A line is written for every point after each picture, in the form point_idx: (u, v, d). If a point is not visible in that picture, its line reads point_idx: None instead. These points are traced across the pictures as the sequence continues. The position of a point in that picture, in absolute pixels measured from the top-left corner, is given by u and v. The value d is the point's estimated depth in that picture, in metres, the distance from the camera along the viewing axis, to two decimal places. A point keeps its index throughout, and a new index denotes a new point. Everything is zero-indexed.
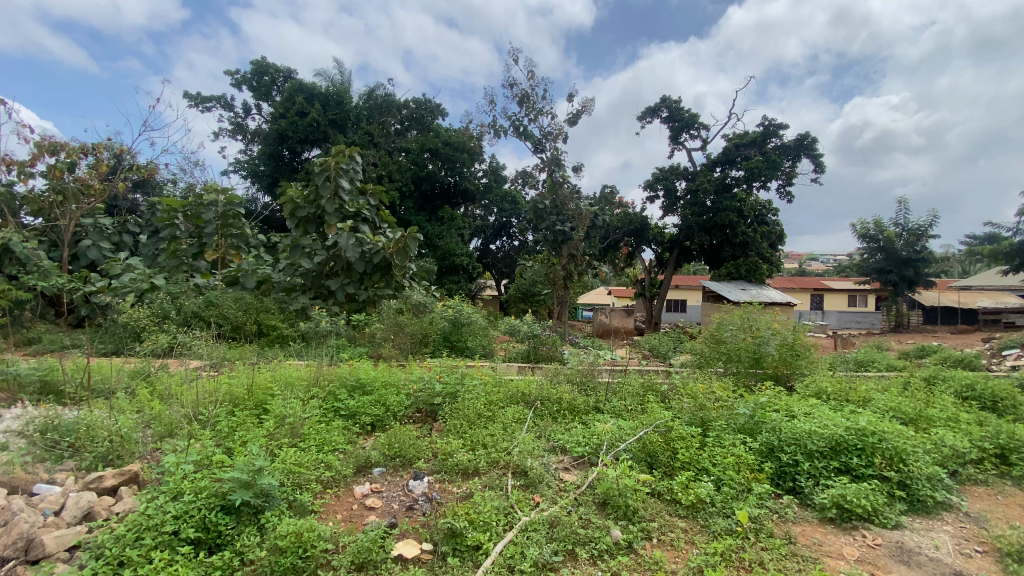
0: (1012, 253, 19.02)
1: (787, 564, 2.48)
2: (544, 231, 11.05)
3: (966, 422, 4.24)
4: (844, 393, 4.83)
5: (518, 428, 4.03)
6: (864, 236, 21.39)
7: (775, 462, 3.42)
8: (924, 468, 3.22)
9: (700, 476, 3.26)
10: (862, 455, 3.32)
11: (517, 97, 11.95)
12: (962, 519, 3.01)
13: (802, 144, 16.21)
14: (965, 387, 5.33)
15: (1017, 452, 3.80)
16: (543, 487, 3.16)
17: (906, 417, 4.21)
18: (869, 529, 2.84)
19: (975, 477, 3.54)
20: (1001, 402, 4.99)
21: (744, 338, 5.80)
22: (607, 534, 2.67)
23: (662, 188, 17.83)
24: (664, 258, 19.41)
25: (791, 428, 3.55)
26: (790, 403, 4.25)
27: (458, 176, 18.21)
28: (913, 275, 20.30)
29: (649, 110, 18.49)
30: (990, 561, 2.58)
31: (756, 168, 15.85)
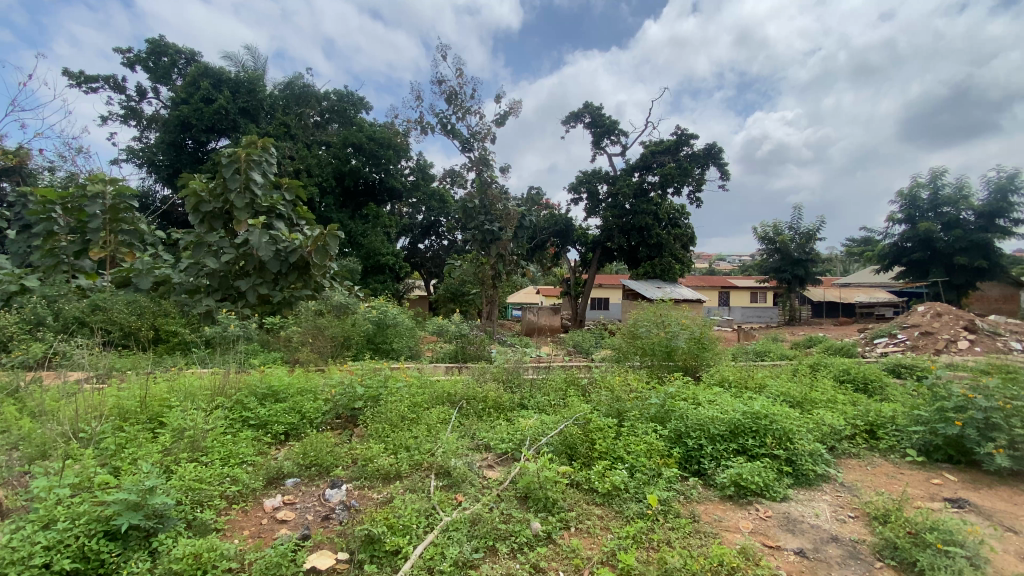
0: (883, 254, 21.79)
1: (691, 540, 2.67)
2: (473, 230, 11.04)
3: (842, 403, 4.82)
4: (744, 380, 5.30)
5: (442, 429, 3.98)
6: (764, 238, 23.70)
7: (683, 447, 3.68)
8: (807, 445, 3.63)
9: (615, 463, 3.43)
10: (756, 436, 3.66)
11: (445, 95, 11.87)
12: (839, 488, 3.41)
13: (710, 153, 17.48)
14: (842, 371, 6.05)
15: (882, 427, 4.38)
16: (466, 486, 3.14)
17: (794, 400, 4.71)
18: (762, 503, 3.14)
19: (849, 451, 4.02)
20: (871, 383, 5.71)
21: (658, 333, 6.20)
22: (527, 526, 2.73)
23: (585, 191, 18.52)
24: (588, 258, 20.09)
25: (696, 414, 3.84)
26: (696, 392, 4.57)
27: (383, 172, 17.65)
28: (804, 274, 22.68)
29: (574, 115, 19.11)
30: (860, 524, 2.93)
31: (670, 174, 16.93)
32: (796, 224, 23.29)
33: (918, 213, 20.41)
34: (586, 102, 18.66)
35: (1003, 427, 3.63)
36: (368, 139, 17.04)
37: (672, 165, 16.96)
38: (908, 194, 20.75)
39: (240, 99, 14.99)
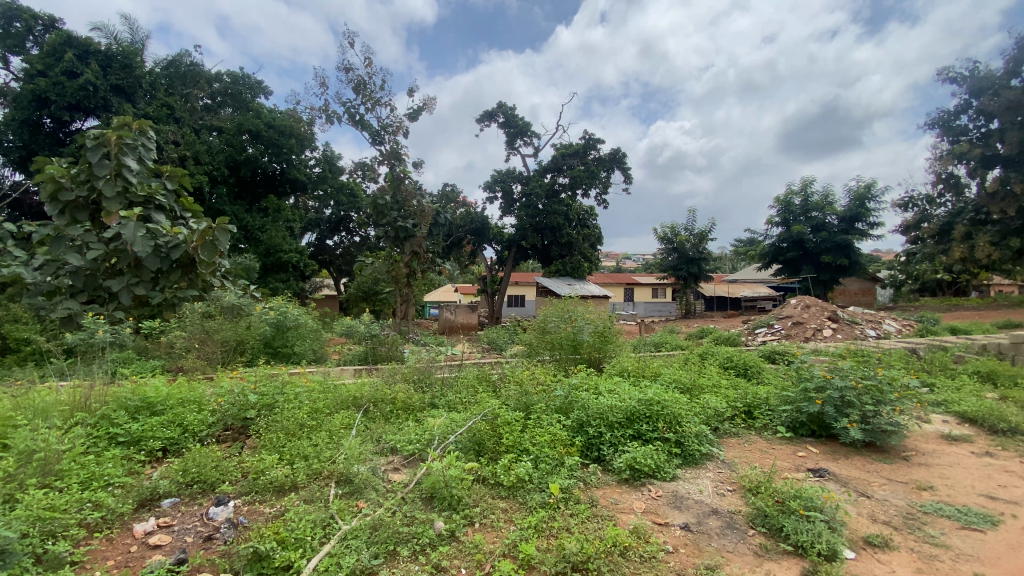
0: (764, 254, 24.45)
1: (588, 524, 2.81)
2: (384, 227, 10.70)
3: (726, 387, 5.33)
4: (641, 370, 5.69)
5: (345, 434, 3.83)
6: (664, 238, 25.52)
7: (585, 436, 3.89)
8: (693, 427, 3.98)
9: (521, 456, 3.55)
10: (649, 421, 3.95)
11: (352, 84, 11.35)
12: (720, 465, 3.76)
13: (616, 158, 18.42)
14: (726, 358, 6.72)
15: (757, 407, 4.91)
16: (368, 491, 3.05)
17: (685, 386, 5.15)
18: (654, 483, 3.39)
19: (729, 431, 4.46)
20: (751, 368, 6.38)
21: (565, 328, 6.45)
22: (430, 527, 2.71)
23: (500, 190, 18.70)
24: (504, 256, 20.31)
25: (597, 404, 4.07)
26: (598, 382, 4.84)
27: (285, 163, 16.48)
28: (697, 272, 24.80)
29: (487, 114, 19.21)
30: (737, 496, 3.25)
31: (580, 176, 17.63)
32: (692, 226, 25.37)
33: (791, 217, 23.12)
34: (499, 101, 18.82)
35: (852, 403, 4.21)
36: (267, 127, 15.81)
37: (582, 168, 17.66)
38: (783, 201, 23.44)
39: (113, 75, 13.23)
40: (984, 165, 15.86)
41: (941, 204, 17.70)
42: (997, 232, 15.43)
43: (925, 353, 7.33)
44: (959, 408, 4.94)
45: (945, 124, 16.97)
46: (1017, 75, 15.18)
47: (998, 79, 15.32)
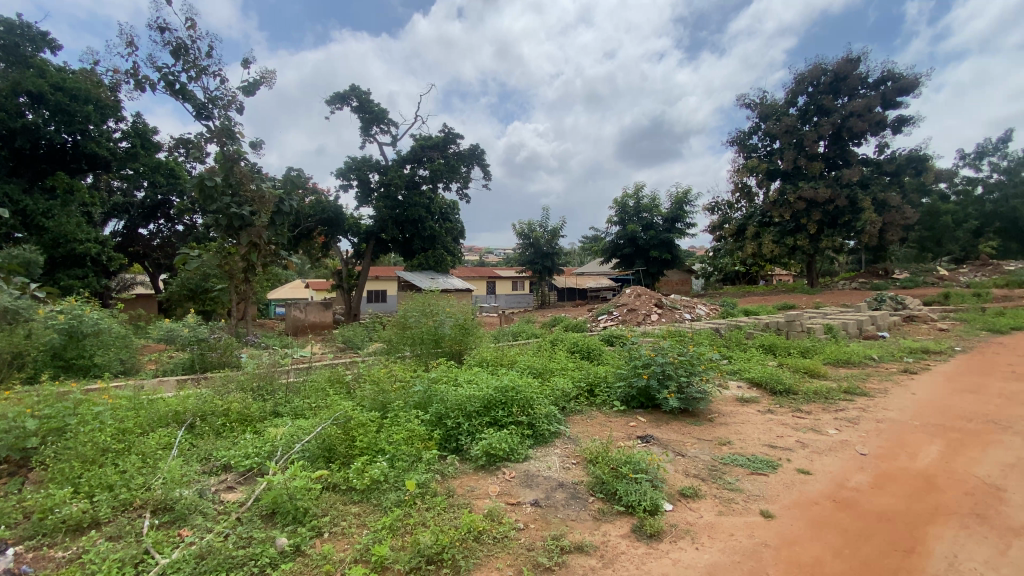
0: (606, 249, 27.13)
1: (444, 515, 2.87)
2: (215, 213, 9.39)
3: (573, 370, 5.82)
4: (498, 359, 5.93)
5: (166, 455, 3.31)
6: (522, 234, 26.74)
7: (443, 429, 3.95)
8: (544, 409, 4.27)
9: (375, 457, 3.49)
10: (504, 407, 4.15)
11: (169, 47, 9.72)
12: (566, 441, 4.08)
13: (475, 153, 18.71)
14: (574, 344, 7.32)
15: (597, 386, 5.45)
16: (197, 516, 2.68)
17: (537, 372, 5.50)
18: (508, 466, 3.57)
19: (574, 409, 4.87)
20: (594, 351, 7.05)
21: (424, 321, 6.41)
22: (271, 545, 2.49)
23: (355, 178, 17.69)
24: (361, 249, 19.24)
25: (454, 395, 4.16)
26: (456, 374, 4.94)
27: (79, 135, 13.41)
28: (550, 265, 26.55)
29: (339, 97, 18.00)
30: (580, 468, 3.56)
31: (439, 170, 17.53)
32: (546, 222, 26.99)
33: (628, 217, 26.02)
34: (352, 85, 17.74)
35: (671, 376, 4.92)
36: (54, 89, 12.72)
37: (441, 161, 17.59)
38: (622, 202, 26.26)
39: None
40: (768, 178, 19.67)
41: (739, 208, 21.44)
42: (775, 233, 19.30)
43: (726, 332, 8.86)
44: (749, 374, 6.08)
45: (742, 142, 20.58)
46: (789, 107, 19.07)
47: (777, 109, 19.06)
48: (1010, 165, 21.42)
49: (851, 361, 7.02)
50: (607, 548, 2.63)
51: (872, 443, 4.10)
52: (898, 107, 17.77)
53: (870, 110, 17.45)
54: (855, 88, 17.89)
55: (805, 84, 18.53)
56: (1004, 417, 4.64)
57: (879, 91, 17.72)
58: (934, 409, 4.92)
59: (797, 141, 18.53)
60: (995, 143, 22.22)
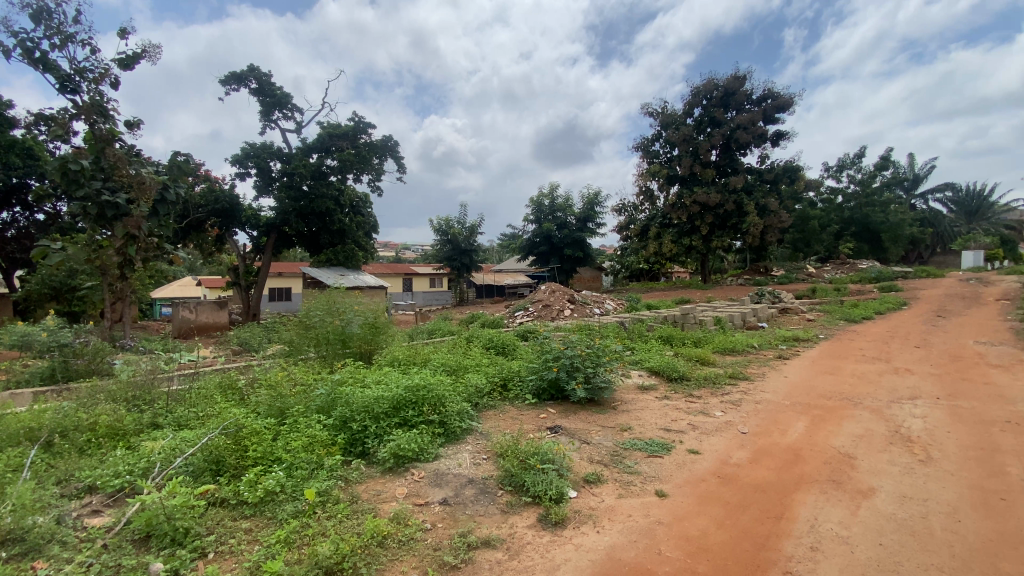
0: (523, 247, 27.59)
1: (347, 522, 2.74)
2: (81, 200, 8.17)
3: (486, 366, 5.83)
4: (411, 357, 5.78)
5: (15, 478, 2.85)
6: (438, 230, 26.36)
7: (347, 433, 3.78)
8: (456, 407, 4.22)
9: (271, 467, 3.25)
10: (414, 407, 4.05)
11: (26, 7, 8.26)
12: (478, 437, 4.06)
13: (387, 145, 18.08)
14: (489, 340, 7.34)
15: (510, 381, 5.51)
16: (50, 548, 2.33)
17: (450, 369, 5.44)
18: (417, 466, 3.48)
19: (487, 405, 4.88)
20: (508, 346, 7.12)
21: (330, 321, 6.08)
22: (144, 572, 2.23)
23: (253, 166, 16.33)
24: (262, 243, 17.83)
25: (361, 397, 3.99)
26: (363, 375, 4.74)
27: None
28: (468, 262, 26.45)
29: (235, 77, 16.50)
30: (491, 463, 3.56)
31: (349, 160, 16.72)
32: (463, 219, 26.82)
33: (543, 216, 26.66)
34: (250, 64, 16.34)
35: (579, 367, 5.11)
36: None
37: (351, 151, 16.79)
38: (537, 201, 26.81)
39: None
40: (668, 182, 21.17)
41: (643, 210, 22.83)
42: (674, 233, 20.86)
43: (630, 325, 9.41)
44: (650, 364, 6.50)
45: (646, 148, 21.95)
46: (687, 117, 20.66)
47: (676, 118, 20.57)
48: (862, 178, 24.95)
49: (736, 349, 7.77)
50: (514, 540, 2.66)
51: (751, 422, 4.55)
52: (777, 122, 19.94)
53: (754, 124, 19.41)
54: (741, 103, 19.77)
55: (699, 97, 20.17)
56: (855, 394, 5.39)
57: (761, 107, 19.75)
58: (802, 390, 5.58)
59: (693, 150, 20.14)
60: (852, 157, 25.72)
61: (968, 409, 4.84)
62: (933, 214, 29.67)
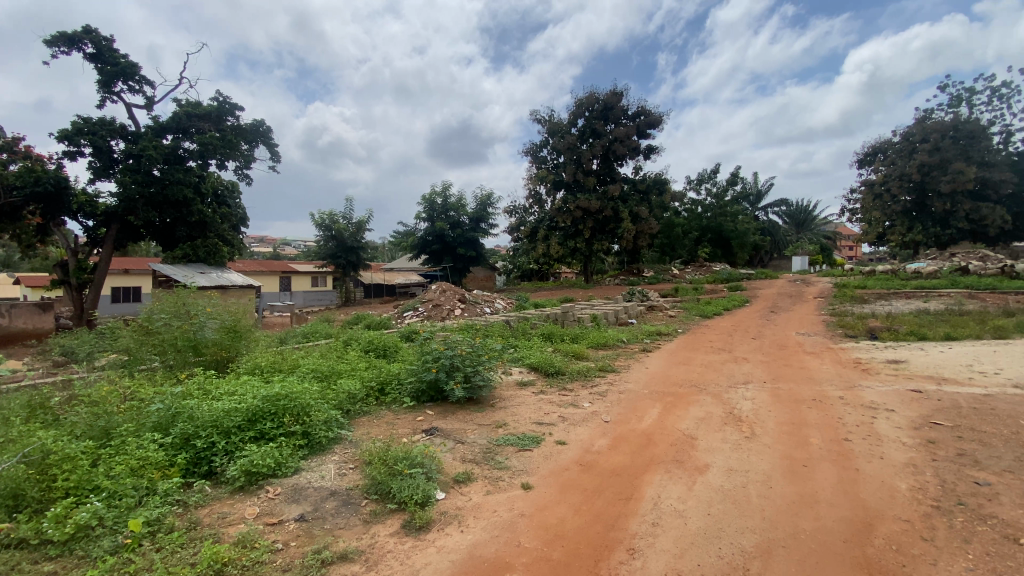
0: (414, 245, 26.97)
1: (180, 553, 2.44)
2: None
3: (361, 370, 5.58)
4: (277, 364, 5.34)
5: None
6: (321, 225, 24.76)
7: (190, 452, 3.37)
8: (322, 415, 3.97)
9: (88, 497, 2.78)
10: (274, 418, 3.74)
11: None
12: (346, 446, 3.86)
13: (257, 131, 16.54)
14: (368, 343, 7.03)
15: (387, 385, 5.33)
16: None
17: (320, 376, 5.12)
18: (273, 482, 3.22)
19: (360, 411, 4.67)
20: (388, 348, 6.87)
21: (177, 325, 5.36)
22: None
23: (88, 144, 13.88)
24: (99, 236, 15.23)
25: (209, 411, 3.60)
26: (215, 387, 4.27)
27: None
28: (354, 260, 25.22)
29: (64, 38, 13.89)
30: (357, 472, 3.41)
31: (211, 144, 14.93)
32: (348, 215, 25.47)
33: (435, 214, 26.31)
34: (85, 25, 13.88)
35: (458, 367, 5.09)
36: None
37: (214, 134, 15.04)
38: (429, 199, 26.38)
39: None
40: (554, 187, 22.19)
41: (532, 212, 23.57)
42: (560, 236, 21.93)
43: (515, 323, 9.67)
44: (529, 361, 6.73)
45: (535, 153, 22.77)
46: (571, 127, 21.79)
47: (562, 127, 21.61)
48: (717, 192, 28.44)
49: (609, 344, 8.37)
50: (374, 550, 2.57)
51: (614, 412, 4.93)
52: (648, 137, 21.88)
53: (629, 137, 21.13)
54: (619, 118, 21.35)
55: (582, 109, 21.41)
56: (702, 381, 6.09)
57: (636, 123, 21.51)
58: (659, 380, 6.17)
59: (576, 158, 21.30)
60: (711, 172, 29.18)
61: (786, 390, 5.72)
62: (771, 225, 34.82)
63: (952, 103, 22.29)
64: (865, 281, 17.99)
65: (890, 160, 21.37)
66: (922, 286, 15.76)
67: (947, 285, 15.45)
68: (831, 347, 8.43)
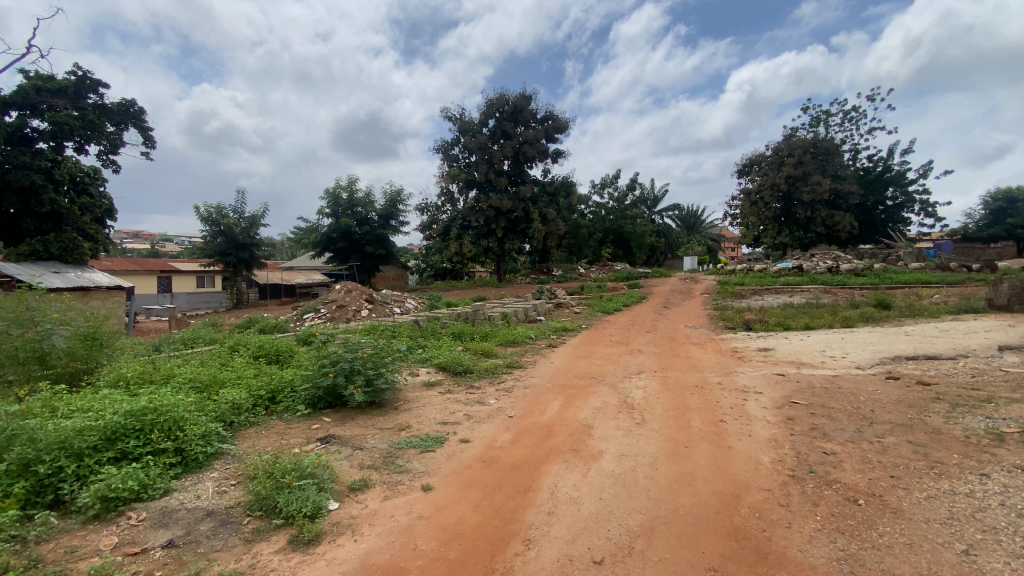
0: (317, 243, 25.37)
1: None
2: None
3: (250, 378, 5.15)
4: (147, 375, 4.76)
5: None
6: (207, 220, 22.49)
7: (30, 479, 2.88)
8: (200, 429, 3.61)
9: None
10: (140, 435, 3.33)
11: None
12: (228, 461, 3.54)
13: (128, 112, 14.67)
14: (259, 348, 6.51)
15: (279, 393, 4.99)
16: None
17: (200, 387, 4.66)
18: (138, 507, 2.86)
19: (247, 423, 4.32)
20: (282, 354, 6.42)
21: (17, 333, 4.53)
22: None
23: None
24: None
25: (57, 431, 3.11)
26: (66, 403, 3.70)
27: None
28: (248, 258, 23.30)
29: None
30: (240, 489, 3.14)
31: (68, 125, 12.94)
32: (240, 208, 23.35)
33: (339, 210, 24.98)
34: None
35: (358, 371, 4.88)
36: None
37: (71, 113, 13.04)
38: (333, 193, 25.01)
39: None
40: (466, 186, 22.13)
41: (444, 211, 23.30)
42: (473, 236, 21.91)
43: (424, 323, 9.49)
44: (437, 361, 6.64)
45: (446, 151, 22.56)
46: (482, 127, 21.91)
47: (473, 126, 21.65)
48: (618, 196, 30.23)
49: (517, 341, 8.53)
50: (255, 572, 2.39)
51: (517, 407, 5.04)
52: (556, 141, 22.65)
53: (538, 140, 21.72)
54: (528, 120, 21.83)
55: (493, 109, 21.61)
56: (601, 374, 6.44)
57: (544, 127, 22.13)
58: (562, 374, 6.42)
59: (487, 158, 21.46)
60: (614, 177, 30.91)
61: (674, 379, 6.24)
62: (666, 227, 37.72)
63: (812, 123, 25.75)
64: (744, 279, 20.14)
65: (764, 171, 24.15)
66: (788, 283, 17.99)
67: (807, 282, 17.79)
68: (714, 338, 9.33)
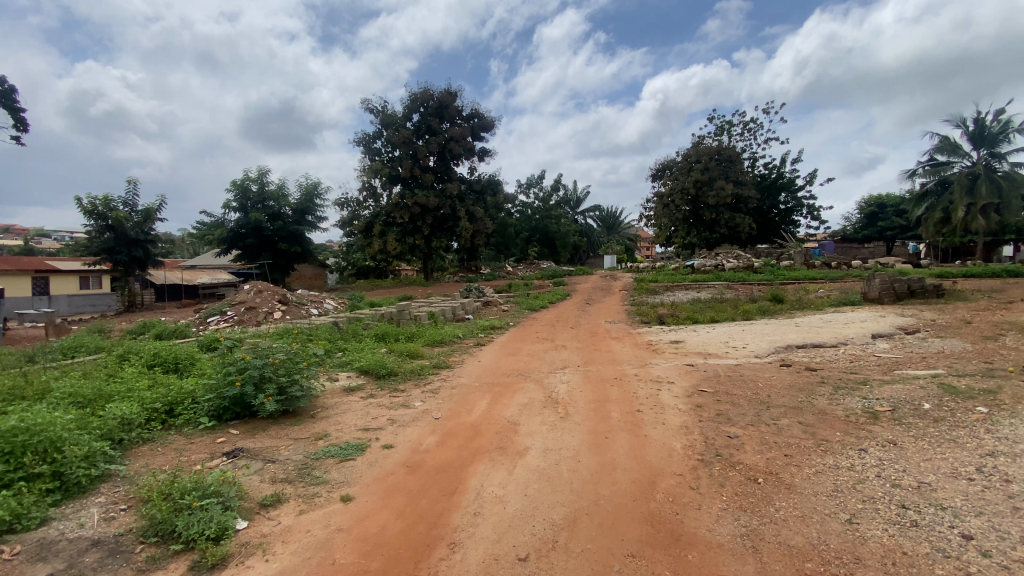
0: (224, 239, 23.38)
1: None
2: None
3: (142, 389, 4.63)
4: (14, 391, 4.13)
5: None
6: (91, 212, 19.98)
7: None
8: (82, 449, 3.18)
9: None
10: (6, 460, 2.87)
11: None
12: (118, 484, 3.15)
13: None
14: (153, 357, 5.87)
15: (179, 404, 4.54)
16: None
17: (82, 401, 4.12)
18: (6, 541, 2.47)
19: (140, 440, 3.88)
20: (182, 362, 5.84)
21: None
22: None
23: None
24: None
25: None
26: None
27: None
28: (142, 256, 20.99)
29: None
30: (131, 513, 2.81)
31: None
32: (132, 201, 20.97)
33: (249, 203, 23.20)
34: None
35: (270, 378, 4.55)
36: None
37: None
38: (241, 185, 23.17)
39: None
40: (390, 182, 21.47)
41: (366, 206, 22.44)
42: (398, 233, 21.30)
43: (345, 324, 9.08)
44: (359, 364, 6.38)
45: (368, 144, 21.75)
46: (406, 121, 21.38)
47: (396, 120, 21.06)
48: (543, 195, 30.88)
49: (443, 341, 8.42)
50: None
51: (443, 408, 4.97)
52: (482, 140, 22.65)
53: (464, 138, 21.60)
54: (453, 117, 21.61)
55: (418, 104, 21.14)
56: (527, 370, 6.52)
57: (470, 124, 22.04)
58: (488, 372, 6.42)
59: (412, 153, 20.98)
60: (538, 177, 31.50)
61: (595, 372, 6.47)
62: (587, 227, 39.10)
63: (717, 132, 27.92)
64: (659, 276, 21.41)
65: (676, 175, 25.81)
66: (698, 279, 19.37)
67: (714, 278, 19.28)
68: (632, 332, 9.81)
